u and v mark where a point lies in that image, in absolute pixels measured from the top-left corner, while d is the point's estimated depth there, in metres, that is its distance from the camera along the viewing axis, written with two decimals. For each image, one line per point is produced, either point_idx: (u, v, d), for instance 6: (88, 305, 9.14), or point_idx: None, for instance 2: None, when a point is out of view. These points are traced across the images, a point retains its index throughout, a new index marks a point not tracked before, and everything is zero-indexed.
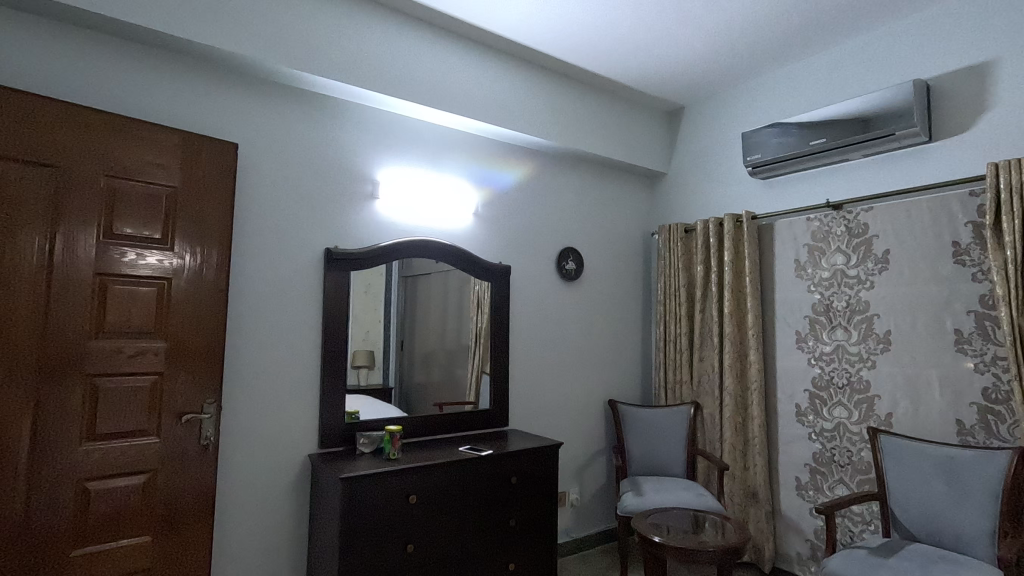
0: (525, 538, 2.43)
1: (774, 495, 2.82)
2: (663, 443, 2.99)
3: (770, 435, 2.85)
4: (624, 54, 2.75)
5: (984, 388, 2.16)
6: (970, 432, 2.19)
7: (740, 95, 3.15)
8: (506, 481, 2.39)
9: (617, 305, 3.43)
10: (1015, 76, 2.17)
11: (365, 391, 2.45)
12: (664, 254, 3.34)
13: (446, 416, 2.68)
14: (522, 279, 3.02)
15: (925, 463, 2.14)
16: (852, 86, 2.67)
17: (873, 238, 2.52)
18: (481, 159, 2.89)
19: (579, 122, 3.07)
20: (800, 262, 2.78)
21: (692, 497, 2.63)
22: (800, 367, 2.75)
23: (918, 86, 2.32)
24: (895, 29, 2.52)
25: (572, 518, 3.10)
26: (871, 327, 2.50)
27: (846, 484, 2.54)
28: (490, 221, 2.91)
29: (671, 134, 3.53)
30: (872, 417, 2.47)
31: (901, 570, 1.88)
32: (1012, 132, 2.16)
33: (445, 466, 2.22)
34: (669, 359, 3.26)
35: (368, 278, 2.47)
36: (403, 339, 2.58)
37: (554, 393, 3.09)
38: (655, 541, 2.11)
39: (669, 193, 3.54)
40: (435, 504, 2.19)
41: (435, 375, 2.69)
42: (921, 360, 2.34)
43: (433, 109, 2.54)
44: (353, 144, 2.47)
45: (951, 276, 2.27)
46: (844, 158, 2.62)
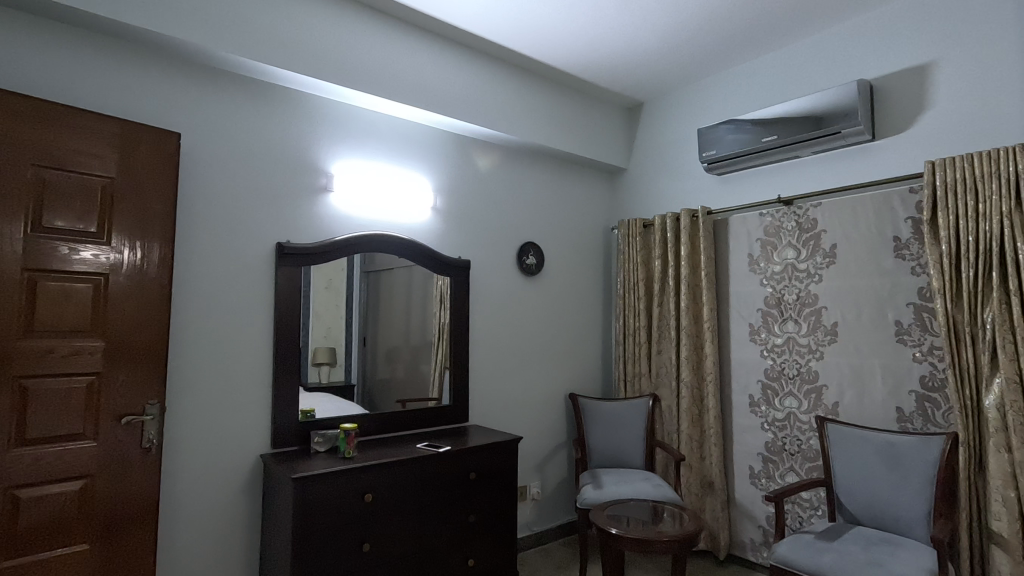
0: (484, 534, 2.43)
1: (729, 484, 2.89)
2: (623, 436, 3.03)
3: (725, 426, 2.92)
4: (583, 49, 2.77)
5: (922, 376, 2.26)
6: (909, 419, 2.29)
7: (696, 92, 3.20)
8: (464, 478, 2.37)
9: (578, 300, 3.45)
10: (950, 78, 2.27)
11: (325, 389, 2.41)
12: (623, 249, 3.37)
13: (406, 413, 2.65)
14: (482, 274, 3.00)
15: (868, 449, 2.23)
16: (802, 85, 2.74)
17: (821, 232, 2.59)
18: (439, 152, 2.86)
19: (539, 116, 3.06)
20: (753, 256, 2.85)
21: (650, 488, 2.67)
22: (753, 359, 2.82)
23: (863, 86, 2.41)
24: (841, 30, 2.60)
25: (534, 512, 3.11)
26: (820, 320, 2.58)
27: (796, 472, 2.62)
28: (449, 215, 2.88)
29: (630, 129, 3.57)
30: (821, 406, 2.56)
31: (846, 553, 1.95)
32: (948, 131, 2.26)
33: (403, 464, 2.19)
34: (629, 353, 3.30)
35: (328, 274, 2.43)
36: (366, 336, 2.54)
37: (515, 388, 3.09)
38: (612, 533, 2.13)
39: (628, 188, 3.57)
40: (392, 503, 2.16)
41: (398, 372, 2.66)
42: (866, 351, 2.43)
43: (389, 102, 2.50)
44: (306, 136, 2.40)
45: (893, 270, 2.37)
46: (795, 155, 2.69)
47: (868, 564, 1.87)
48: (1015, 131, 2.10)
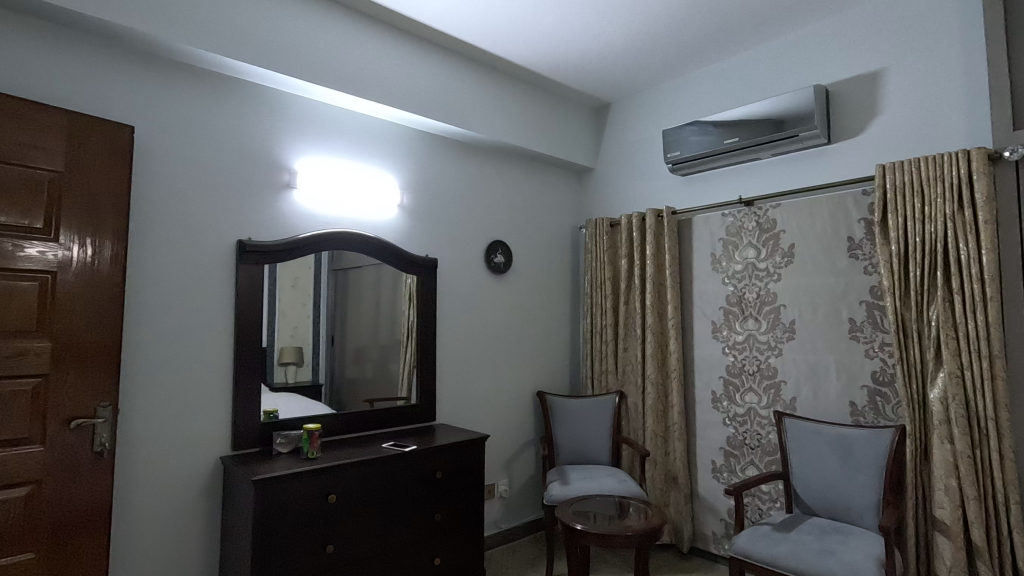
0: (450, 532, 2.42)
1: (693, 479, 2.95)
2: (590, 432, 3.06)
3: (688, 421, 2.98)
4: (550, 48, 2.78)
5: (874, 371, 2.35)
6: (862, 413, 2.38)
7: (661, 93, 3.25)
8: (431, 476, 2.37)
9: (546, 298, 3.47)
10: (900, 84, 2.36)
11: (292, 389, 2.38)
12: (591, 247, 3.40)
13: (373, 412, 2.63)
14: (449, 272, 2.99)
15: (823, 442, 2.30)
16: (762, 88, 2.81)
17: (780, 233, 2.67)
18: (406, 150, 2.84)
19: (506, 114, 3.07)
20: (716, 255, 2.91)
21: (615, 484, 2.71)
22: (715, 355, 2.89)
23: (819, 91, 2.49)
24: (798, 36, 2.68)
25: (502, 510, 3.12)
26: (778, 317, 2.66)
27: (756, 466, 2.70)
28: (416, 213, 2.86)
29: (598, 129, 3.60)
30: (779, 401, 2.64)
31: (800, 542, 2.02)
32: (898, 136, 2.36)
33: (368, 463, 2.17)
34: (595, 350, 3.33)
35: (294, 272, 2.40)
36: (333, 335, 2.52)
37: (483, 386, 3.10)
38: (577, 529, 2.16)
39: (596, 187, 3.61)
40: (356, 503, 2.14)
41: (367, 371, 2.64)
42: (821, 347, 2.51)
43: (355, 98, 2.48)
44: (268, 132, 2.36)
45: (847, 269, 2.45)
46: (755, 156, 2.76)
47: (821, 553, 1.94)
48: (958, 137, 2.20)
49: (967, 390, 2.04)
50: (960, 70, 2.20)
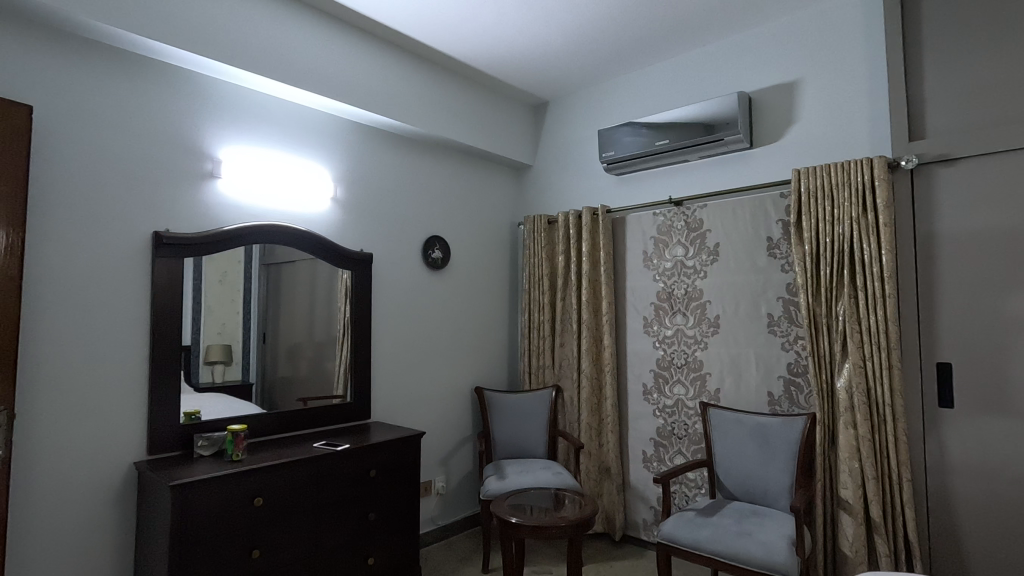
0: (385, 531, 2.39)
1: (625, 469, 3.05)
2: (526, 426, 3.10)
3: (621, 413, 3.08)
4: (489, 44, 2.79)
5: (789, 363, 2.51)
6: (778, 402, 2.54)
7: (597, 94, 3.33)
8: (364, 475, 2.32)
9: (484, 294, 3.48)
10: (813, 95, 2.53)
11: (219, 388, 2.29)
12: (529, 244, 3.44)
13: (305, 411, 2.55)
14: (385, 267, 2.94)
15: (743, 430, 2.44)
16: (691, 93, 2.93)
17: (706, 232, 2.79)
18: (340, 141, 2.76)
19: (444, 109, 3.05)
20: (648, 253, 3.02)
21: (550, 476, 2.76)
22: (646, 349, 2.99)
23: (742, 98, 2.63)
24: (724, 45, 2.82)
25: (439, 507, 3.11)
26: (704, 313, 2.79)
27: (683, 455, 2.82)
28: (350, 206, 2.79)
29: (536, 127, 3.64)
30: (705, 392, 2.77)
31: (721, 526, 2.13)
32: (811, 144, 2.52)
33: (297, 464, 2.10)
34: (533, 346, 3.38)
35: (222, 266, 2.30)
36: (265, 332, 2.46)
37: (420, 383, 3.07)
38: (512, 522, 2.18)
39: (534, 184, 3.65)
40: (284, 506, 2.06)
41: (301, 369, 2.58)
42: (743, 341, 2.65)
43: (286, 86, 2.39)
44: (189, 118, 2.23)
45: (766, 267, 2.60)
46: (684, 158, 2.87)
47: (740, 535, 2.06)
48: (863, 146, 2.38)
49: (868, 380, 2.21)
50: (865, 84, 2.39)
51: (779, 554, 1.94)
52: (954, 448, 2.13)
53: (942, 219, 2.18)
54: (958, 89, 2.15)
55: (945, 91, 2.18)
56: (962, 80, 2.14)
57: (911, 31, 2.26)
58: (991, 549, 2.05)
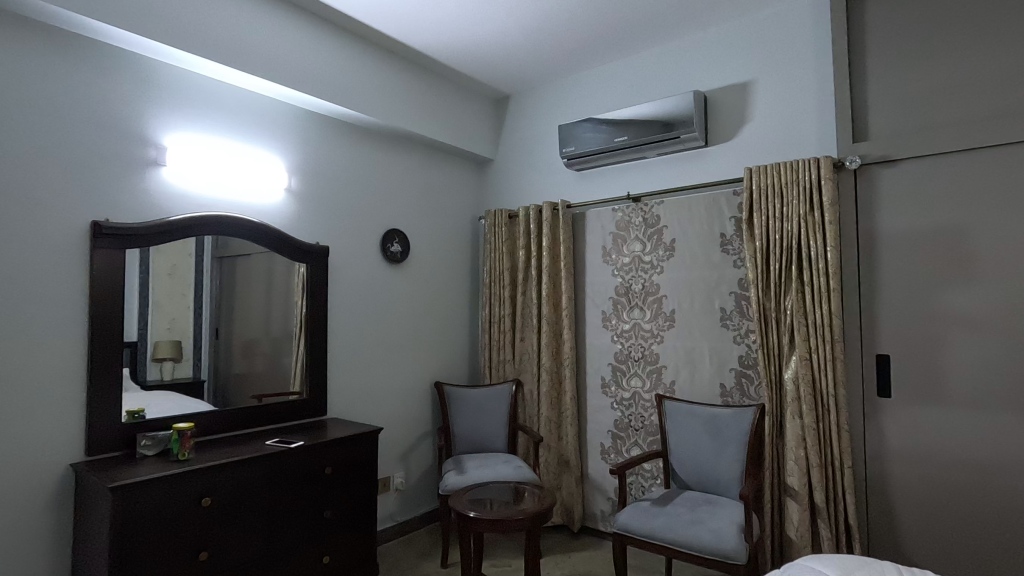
0: (340, 529, 2.35)
1: (584, 461, 3.09)
2: (486, 421, 3.10)
3: (580, 406, 3.11)
4: (448, 36, 2.76)
5: (740, 355, 2.59)
6: (730, 393, 2.61)
7: (558, 89, 3.34)
8: (319, 473, 2.28)
9: (445, 289, 3.45)
10: (765, 95, 2.60)
11: (169, 386, 2.21)
12: (489, 238, 3.43)
13: (260, 407, 2.49)
14: (342, 260, 2.88)
15: (697, 422, 2.50)
16: (649, 90, 2.97)
17: (663, 227, 2.85)
18: (295, 131, 2.69)
19: (403, 100, 3.00)
20: (607, 248, 3.05)
21: (510, 470, 2.77)
22: (605, 343, 3.03)
23: (698, 97, 2.68)
24: (681, 44, 2.87)
25: (397, 503, 3.08)
26: (661, 307, 2.84)
27: (639, 446, 2.88)
28: (306, 197, 2.72)
29: (498, 121, 3.63)
30: (660, 385, 2.82)
31: (674, 515, 2.18)
32: (763, 143, 2.60)
33: (248, 462, 2.04)
34: (493, 340, 3.37)
35: (170, 258, 2.21)
36: (218, 327, 2.39)
37: (379, 378, 3.03)
38: (470, 517, 2.17)
39: (495, 178, 3.64)
40: (234, 505, 2.00)
41: (257, 365, 2.52)
42: (697, 335, 2.72)
43: (237, 72, 2.30)
44: (133, 102, 2.13)
45: (719, 262, 2.67)
46: (643, 155, 2.92)
47: (692, 523, 2.11)
48: (812, 146, 2.47)
49: (814, 371, 2.30)
50: (813, 86, 2.47)
51: (728, 541, 2.01)
52: (891, 435, 2.25)
53: (883, 218, 2.28)
54: (899, 93, 2.25)
55: (887, 95, 2.28)
56: (902, 85, 2.24)
57: (856, 36, 2.35)
58: (924, 529, 2.17)
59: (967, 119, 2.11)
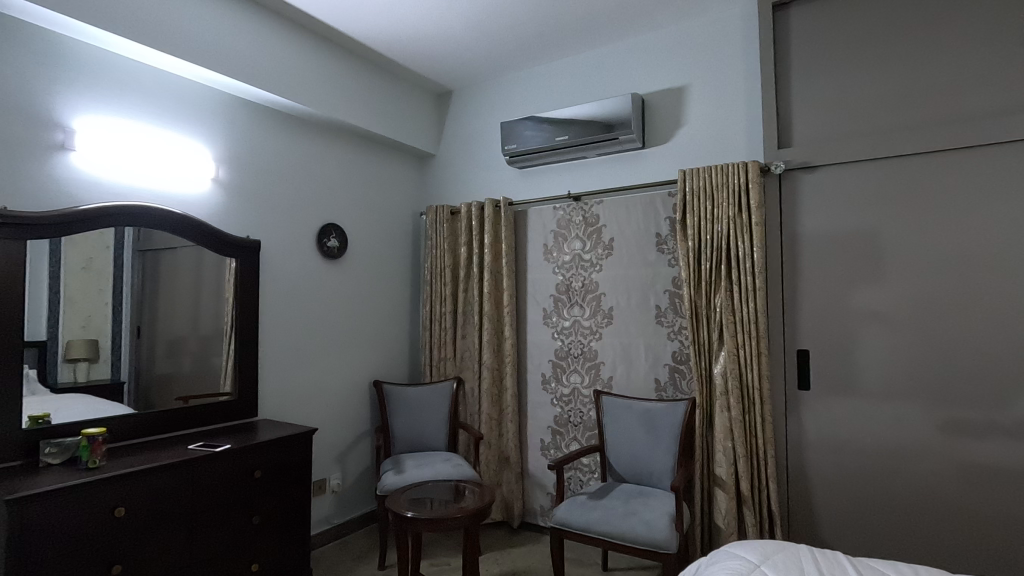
0: (271, 534, 2.27)
1: (524, 457, 3.11)
2: (426, 419, 3.07)
3: (520, 403, 3.13)
4: (388, 26, 2.70)
5: (673, 351, 2.68)
6: (664, 388, 2.70)
7: (500, 86, 3.34)
8: (247, 477, 2.17)
9: (384, 285, 3.38)
10: (699, 100, 2.70)
11: (83, 389, 2.06)
12: (430, 234, 3.39)
13: (186, 410, 2.35)
14: (275, 255, 2.76)
15: (633, 416, 2.57)
16: (590, 91, 3.02)
17: (602, 226, 2.90)
18: (223, 118, 2.55)
19: (340, 91, 2.92)
20: (548, 246, 3.08)
21: (449, 468, 2.75)
22: (545, 340, 3.06)
23: (635, 100, 2.75)
24: (620, 46, 2.93)
25: (333, 505, 2.99)
26: (599, 304, 2.90)
27: (578, 441, 2.92)
28: (236, 188, 2.59)
29: (440, 116, 3.59)
30: (599, 380, 2.88)
31: (610, 507, 2.23)
32: (697, 147, 2.70)
33: (169, 468, 1.92)
34: (434, 338, 3.33)
35: (85, 251, 2.06)
36: (141, 325, 2.24)
37: (315, 377, 2.93)
38: (407, 517, 2.14)
39: (437, 174, 3.60)
40: (151, 515, 1.88)
41: (184, 365, 2.38)
42: (633, 331, 2.79)
43: (158, 53, 2.16)
44: (37, 81, 1.95)
45: (655, 261, 2.75)
46: (583, 155, 2.96)
47: (625, 515, 2.17)
48: (741, 151, 2.58)
49: (740, 365, 2.41)
50: (742, 94, 2.59)
51: (660, 531, 2.07)
52: (809, 425, 2.39)
53: (804, 220, 2.42)
54: (820, 104, 2.39)
55: (810, 105, 2.41)
56: (822, 96, 2.39)
57: (781, 48, 2.48)
58: (837, 512, 2.32)
59: (879, 130, 2.27)
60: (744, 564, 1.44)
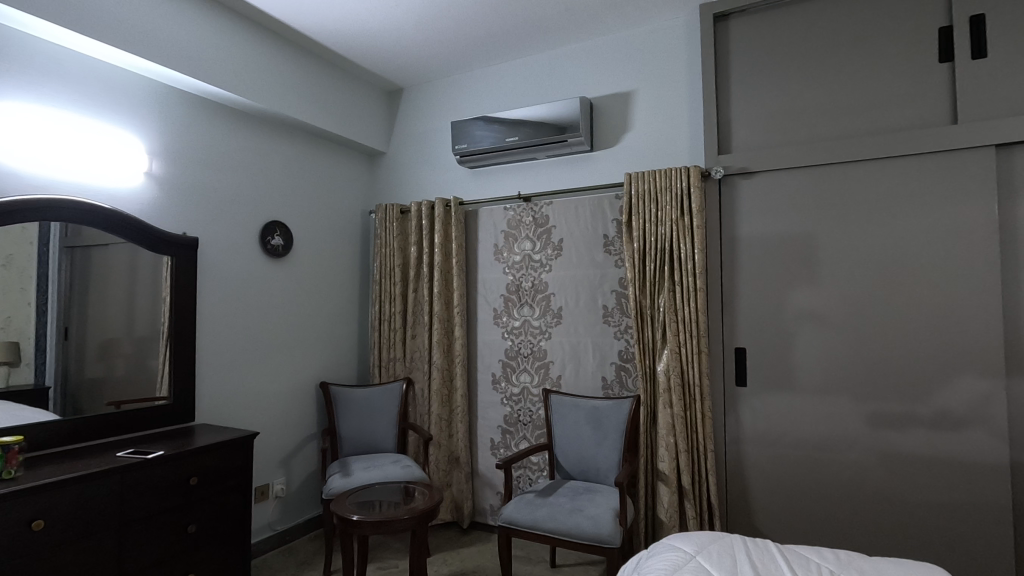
0: (209, 542, 2.18)
1: (474, 457, 3.11)
2: (374, 421, 3.02)
3: (470, 403, 3.13)
4: (335, 20, 2.65)
5: (620, 350, 2.74)
6: (610, 386, 2.76)
7: (451, 85, 3.33)
8: (182, 484, 2.08)
9: (332, 285, 3.31)
10: (645, 106, 2.77)
11: (4, 395, 1.93)
12: (380, 233, 3.34)
13: (117, 415, 2.24)
14: (214, 252, 2.65)
15: (580, 414, 2.62)
16: (541, 93, 3.05)
17: (551, 227, 2.93)
18: (159, 110, 2.44)
19: (285, 85, 2.84)
20: (498, 246, 3.09)
21: (398, 470, 2.72)
22: (495, 340, 3.07)
23: (584, 103, 2.80)
24: (569, 50, 2.97)
25: (277, 511, 2.91)
26: (549, 304, 2.93)
27: (527, 440, 2.95)
28: (173, 183, 2.48)
29: (390, 113, 3.54)
30: (548, 379, 2.92)
31: (556, 505, 2.27)
32: (642, 151, 2.77)
33: (95, 477, 1.82)
34: (383, 339, 3.29)
35: (5, 247, 1.94)
36: (68, 326, 2.11)
37: (258, 379, 2.83)
38: (353, 520, 2.10)
39: (387, 172, 3.55)
40: (74, 527, 1.77)
41: (117, 368, 2.26)
42: (582, 331, 2.84)
43: (85, 39, 2.05)
44: None
45: (603, 262, 2.80)
46: (533, 156, 2.99)
47: (572, 511, 2.21)
48: (684, 156, 2.67)
49: (682, 363, 2.50)
50: (686, 101, 2.68)
51: (604, 526, 2.12)
52: (746, 420, 2.50)
53: (742, 224, 2.53)
54: (758, 113, 2.50)
55: (748, 113, 2.52)
56: (759, 105, 2.50)
57: (722, 58, 2.58)
58: (771, 503, 2.44)
59: (810, 140, 2.40)
60: (680, 555, 1.49)
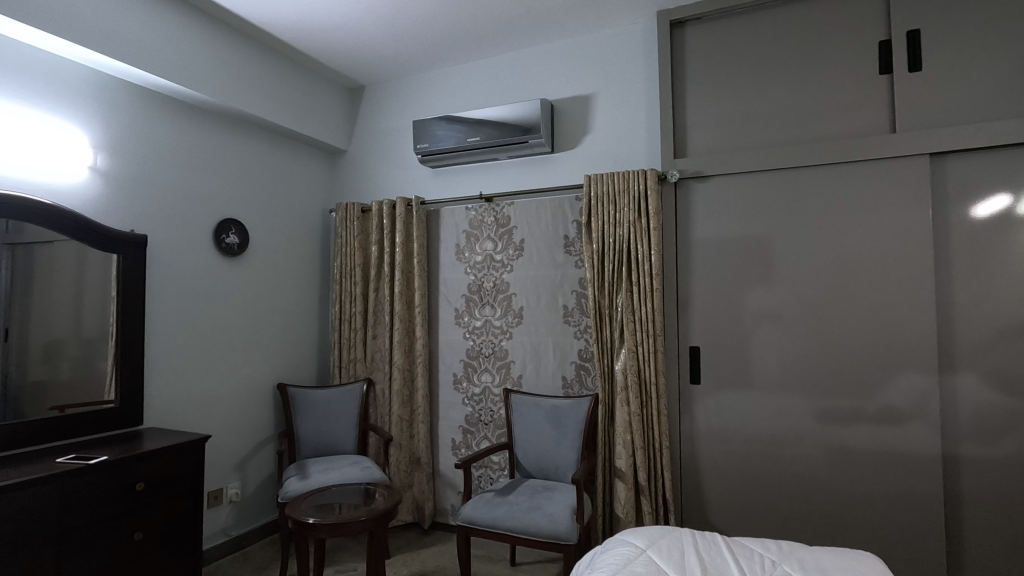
0: (157, 549, 2.12)
1: (435, 458, 3.11)
2: (333, 422, 2.98)
3: (432, 403, 3.12)
4: (293, 15, 2.61)
5: (580, 349, 2.77)
6: (570, 385, 2.80)
7: (413, 85, 3.31)
8: (129, 490, 2.02)
9: (290, 284, 3.25)
10: (604, 109, 2.82)
11: None
12: (340, 232, 3.30)
13: (62, 420, 2.15)
14: (165, 251, 2.57)
15: (540, 413, 2.64)
16: (502, 94, 3.06)
17: (513, 228, 2.95)
18: (106, 103, 2.36)
19: (241, 80, 2.78)
20: (459, 246, 3.09)
21: (356, 471, 2.69)
22: (457, 340, 3.07)
23: (544, 106, 2.82)
24: (531, 52, 2.99)
25: (231, 515, 2.84)
26: (510, 304, 2.95)
27: (488, 439, 2.96)
28: (121, 179, 2.40)
29: (351, 111, 3.50)
30: (509, 379, 2.93)
31: (515, 503, 2.28)
32: (601, 154, 2.82)
33: (34, 484, 1.75)
34: (343, 339, 3.25)
35: None
36: (10, 326, 2.02)
37: (211, 381, 2.76)
38: (308, 523, 2.07)
39: (348, 171, 3.51)
40: (10, 536, 1.70)
41: (62, 371, 2.18)
42: (542, 330, 2.87)
43: (26, 28, 1.97)
44: None
45: (563, 263, 2.84)
46: (495, 157, 3.00)
47: (530, 509, 2.23)
48: (642, 160, 2.73)
49: (639, 362, 2.55)
50: (643, 105, 2.73)
51: (561, 523, 2.15)
52: (700, 418, 2.57)
53: (697, 227, 2.60)
54: (712, 119, 2.58)
55: (703, 119, 2.59)
56: (713, 111, 2.58)
57: (678, 64, 2.64)
58: (723, 497, 2.51)
59: (761, 146, 2.48)
60: (632, 549, 1.53)
